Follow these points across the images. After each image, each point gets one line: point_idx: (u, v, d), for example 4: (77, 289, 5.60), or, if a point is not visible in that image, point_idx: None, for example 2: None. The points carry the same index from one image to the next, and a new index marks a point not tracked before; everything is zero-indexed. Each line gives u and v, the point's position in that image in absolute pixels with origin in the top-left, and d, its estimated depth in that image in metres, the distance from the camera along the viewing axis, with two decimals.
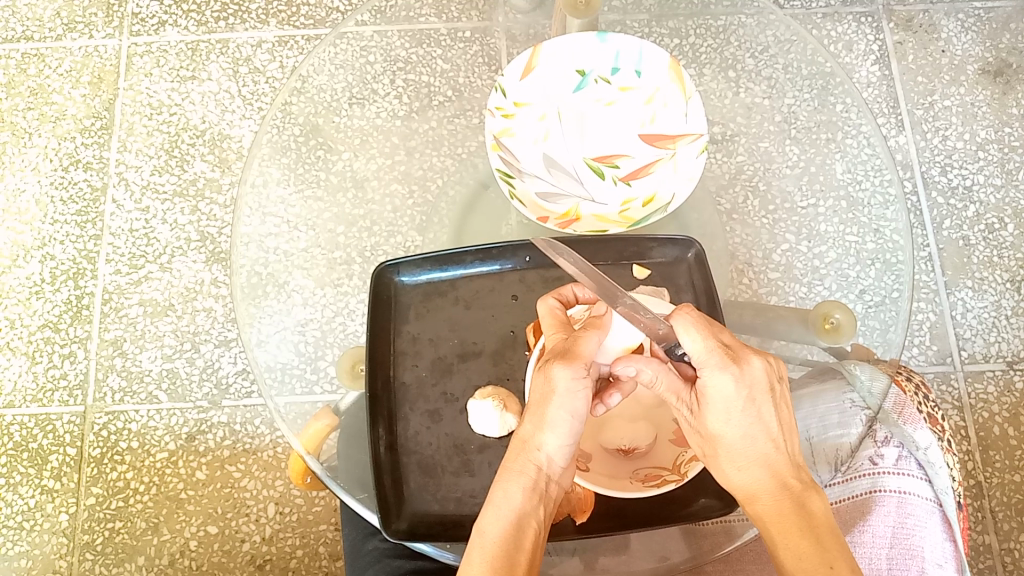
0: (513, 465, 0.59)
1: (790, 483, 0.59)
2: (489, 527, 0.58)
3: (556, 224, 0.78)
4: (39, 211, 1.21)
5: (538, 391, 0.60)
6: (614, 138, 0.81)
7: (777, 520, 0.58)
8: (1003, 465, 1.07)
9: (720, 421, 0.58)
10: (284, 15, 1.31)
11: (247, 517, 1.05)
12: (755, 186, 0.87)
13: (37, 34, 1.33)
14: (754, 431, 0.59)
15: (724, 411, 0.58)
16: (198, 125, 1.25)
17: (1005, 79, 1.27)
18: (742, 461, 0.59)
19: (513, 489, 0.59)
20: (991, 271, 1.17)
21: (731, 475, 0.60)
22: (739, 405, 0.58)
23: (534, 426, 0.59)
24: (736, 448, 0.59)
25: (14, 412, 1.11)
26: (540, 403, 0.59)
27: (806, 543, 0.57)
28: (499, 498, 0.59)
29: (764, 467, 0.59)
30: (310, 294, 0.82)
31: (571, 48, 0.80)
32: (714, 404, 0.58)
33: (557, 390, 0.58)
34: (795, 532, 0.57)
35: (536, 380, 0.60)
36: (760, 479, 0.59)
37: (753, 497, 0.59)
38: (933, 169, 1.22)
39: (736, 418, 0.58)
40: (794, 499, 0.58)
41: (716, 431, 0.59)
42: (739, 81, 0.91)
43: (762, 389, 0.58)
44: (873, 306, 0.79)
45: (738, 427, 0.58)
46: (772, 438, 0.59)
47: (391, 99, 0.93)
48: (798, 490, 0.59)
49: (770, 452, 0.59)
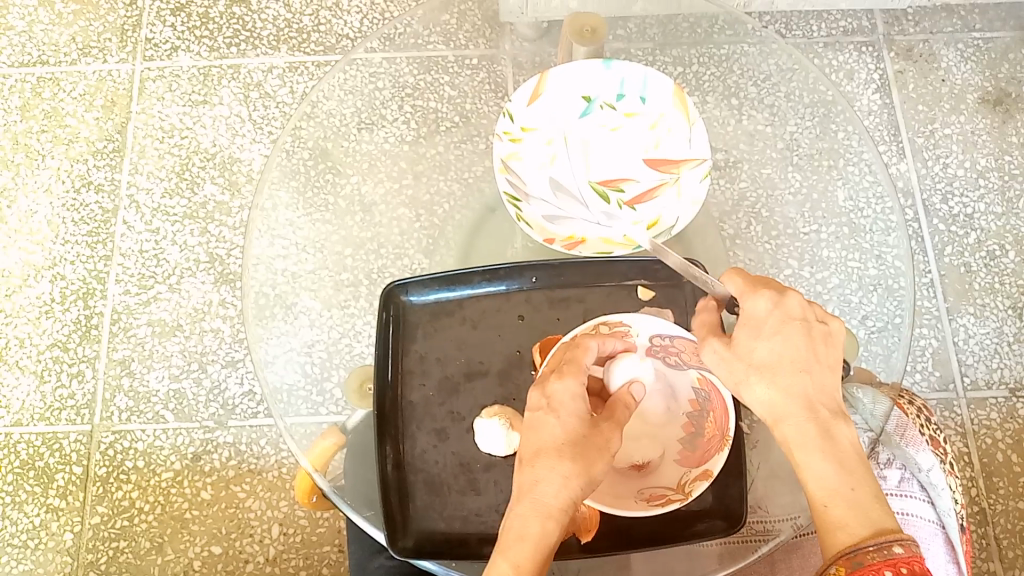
0: (551, 502, 0.55)
1: (818, 407, 0.58)
2: (513, 546, 0.54)
3: (561, 246, 0.79)
4: (51, 232, 1.23)
5: (585, 437, 0.58)
6: (620, 163, 0.82)
7: (804, 442, 0.57)
8: (1007, 491, 1.07)
9: (750, 343, 0.60)
10: (295, 41, 1.34)
11: (252, 537, 1.05)
12: (758, 213, 0.89)
13: (52, 58, 1.35)
14: (786, 352, 0.59)
15: (750, 331, 0.60)
16: (209, 149, 1.27)
17: (1004, 108, 1.29)
18: (765, 381, 0.59)
19: (532, 511, 0.55)
20: (992, 297, 1.17)
21: (755, 395, 0.59)
22: (773, 323, 0.59)
23: (578, 475, 0.56)
24: (767, 365, 0.59)
25: (22, 430, 1.12)
26: (591, 454, 0.57)
27: (830, 465, 0.56)
28: (517, 523, 0.55)
29: (790, 389, 0.58)
30: (316, 316, 0.83)
31: (579, 74, 0.81)
32: (747, 330, 0.60)
33: (612, 449, 0.58)
34: (819, 451, 0.57)
35: (579, 423, 0.58)
36: (782, 399, 0.58)
37: (779, 418, 0.59)
38: (934, 196, 1.23)
39: (763, 341, 0.59)
40: (819, 426, 0.57)
41: (745, 351, 0.60)
42: (742, 109, 0.93)
43: (796, 318, 0.59)
44: (875, 331, 0.80)
45: (771, 339, 0.59)
46: (806, 363, 0.59)
47: (399, 125, 0.96)
48: (825, 417, 0.58)
49: (801, 375, 0.58)
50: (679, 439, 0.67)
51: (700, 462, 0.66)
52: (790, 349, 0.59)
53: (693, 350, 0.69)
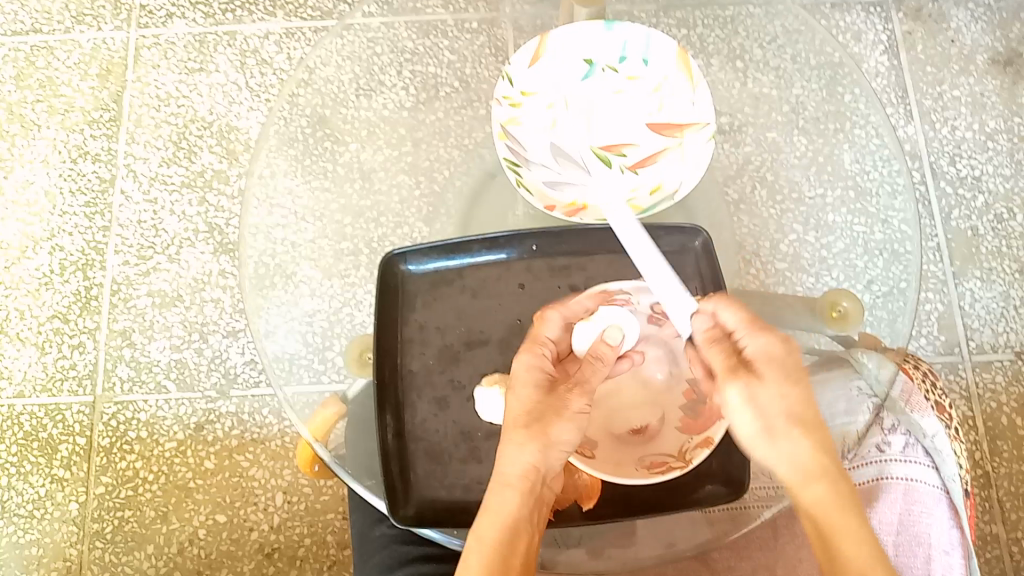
0: (509, 473, 0.60)
1: (838, 462, 0.60)
2: (486, 530, 0.59)
3: (562, 213, 0.79)
4: (49, 203, 1.22)
5: (542, 403, 0.61)
6: (624, 128, 0.81)
7: (832, 498, 0.59)
8: (1011, 455, 1.07)
9: (775, 389, 0.60)
10: (291, 7, 1.31)
11: (256, 506, 1.06)
12: (763, 176, 0.87)
13: (45, 26, 1.33)
14: (804, 405, 0.61)
15: (775, 378, 0.60)
16: (206, 117, 1.25)
17: (1015, 69, 1.27)
18: (795, 436, 0.60)
19: (507, 492, 0.60)
20: (999, 261, 1.16)
21: (788, 449, 0.60)
22: (788, 372, 0.61)
23: (536, 441, 0.60)
24: (795, 417, 0.60)
25: (25, 401, 1.12)
26: (545, 419, 0.60)
27: (860, 522, 0.58)
28: (494, 503, 0.60)
29: (817, 443, 0.60)
30: (317, 285, 0.82)
31: (581, 36, 0.79)
32: (771, 373, 0.60)
33: (571, 410, 0.61)
34: (849, 511, 0.58)
35: (535, 392, 0.61)
36: (810, 458, 0.59)
37: (809, 476, 0.59)
38: (942, 159, 1.21)
39: (787, 386, 0.60)
40: (845, 481, 0.60)
41: (776, 398, 0.60)
42: (746, 72, 0.91)
43: (802, 364, 0.62)
44: (880, 296, 0.79)
45: (791, 391, 0.60)
46: (818, 414, 0.62)
47: (398, 90, 0.93)
48: (844, 473, 0.60)
49: (820, 429, 0.61)
50: (681, 406, 0.67)
51: (702, 429, 0.65)
52: (801, 399, 0.61)
53: None
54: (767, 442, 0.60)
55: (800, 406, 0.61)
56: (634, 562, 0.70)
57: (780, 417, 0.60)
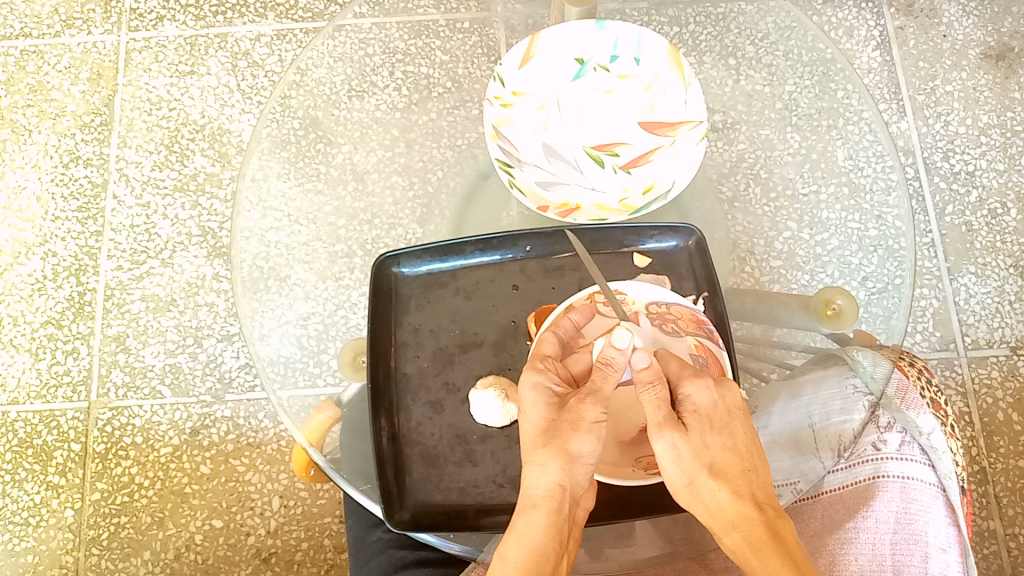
0: (536, 493, 0.60)
1: (765, 507, 0.59)
2: (511, 553, 0.59)
3: (556, 214, 0.78)
4: (40, 208, 1.21)
5: (554, 420, 0.60)
6: (613, 127, 0.81)
7: (754, 547, 0.58)
8: (1008, 450, 1.07)
9: (704, 433, 0.59)
10: (282, 8, 1.31)
11: (252, 510, 1.05)
12: (756, 174, 0.86)
13: (35, 30, 1.32)
14: (729, 450, 0.59)
15: (704, 423, 0.59)
16: (198, 120, 1.25)
17: (1007, 63, 1.27)
18: (720, 486, 0.59)
19: (536, 518, 0.60)
20: (993, 257, 1.16)
21: (710, 499, 0.59)
22: (714, 420, 0.59)
23: (557, 458, 0.59)
24: (720, 466, 0.59)
25: (18, 409, 1.11)
26: (561, 435, 0.59)
27: (783, 564, 0.57)
28: (522, 525, 0.60)
29: (738, 490, 0.59)
30: (311, 288, 0.82)
31: (570, 37, 0.79)
32: (697, 421, 0.59)
33: (586, 421, 0.59)
34: (773, 555, 0.58)
35: (545, 410, 0.60)
36: (734, 507, 0.59)
37: (729, 525, 0.59)
38: (935, 154, 1.21)
39: (714, 434, 0.59)
40: (768, 525, 0.58)
41: (701, 445, 0.58)
42: (739, 69, 0.91)
43: (736, 410, 0.60)
44: (875, 293, 0.79)
45: (715, 445, 0.59)
46: (750, 459, 0.60)
47: (390, 91, 0.92)
48: (772, 517, 0.59)
49: (747, 476, 0.60)
50: None
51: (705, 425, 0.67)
52: (726, 447, 0.59)
53: (689, 318, 0.68)
54: (689, 491, 0.59)
55: (724, 456, 0.59)
56: (634, 563, 0.70)
57: (700, 467, 0.58)
